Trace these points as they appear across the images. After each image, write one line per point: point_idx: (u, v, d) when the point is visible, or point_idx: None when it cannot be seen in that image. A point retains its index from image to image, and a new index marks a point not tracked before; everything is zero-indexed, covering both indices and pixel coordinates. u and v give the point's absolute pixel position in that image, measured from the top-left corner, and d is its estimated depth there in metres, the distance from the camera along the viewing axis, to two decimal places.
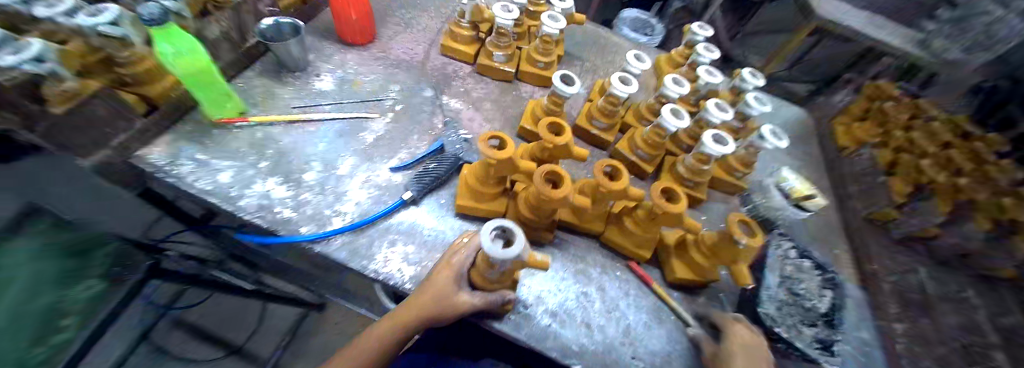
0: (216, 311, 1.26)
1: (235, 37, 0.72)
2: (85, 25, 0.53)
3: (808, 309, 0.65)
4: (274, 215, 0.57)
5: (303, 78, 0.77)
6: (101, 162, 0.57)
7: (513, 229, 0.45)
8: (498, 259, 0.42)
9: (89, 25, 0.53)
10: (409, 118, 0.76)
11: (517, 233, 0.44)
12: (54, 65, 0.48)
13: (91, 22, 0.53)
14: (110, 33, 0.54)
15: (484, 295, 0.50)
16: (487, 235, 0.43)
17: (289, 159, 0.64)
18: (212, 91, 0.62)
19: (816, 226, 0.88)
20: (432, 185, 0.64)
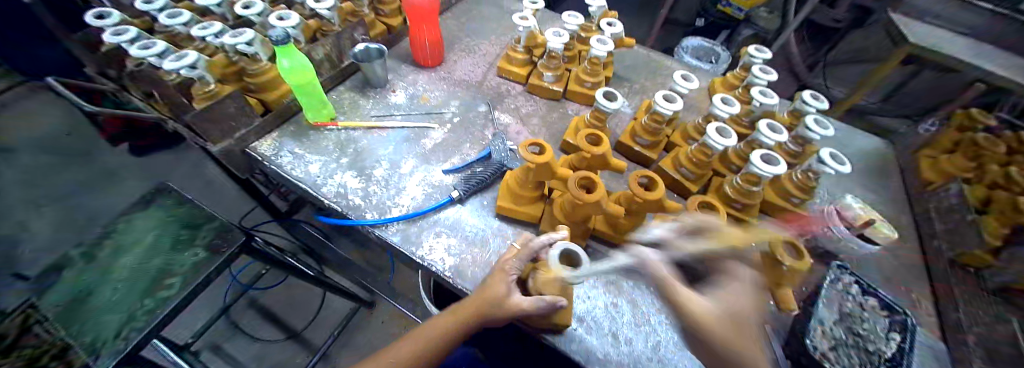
0: (284, 298, 1.43)
1: (334, 58, 0.87)
2: (228, 43, 0.71)
3: (869, 352, 0.60)
4: (348, 201, 0.68)
5: (381, 93, 0.90)
6: (224, 150, 0.71)
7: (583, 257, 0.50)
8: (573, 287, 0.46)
9: (231, 44, 0.71)
10: (463, 129, 0.84)
11: (588, 263, 0.48)
12: (200, 71, 0.68)
13: (234, 41, 0.70)
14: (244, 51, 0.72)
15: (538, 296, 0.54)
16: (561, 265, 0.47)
17: (362, 156, 0.75)
18: (313, 98, 0.75)
19: (888, 268, 0.80)
20: (478, 188, 0.71)
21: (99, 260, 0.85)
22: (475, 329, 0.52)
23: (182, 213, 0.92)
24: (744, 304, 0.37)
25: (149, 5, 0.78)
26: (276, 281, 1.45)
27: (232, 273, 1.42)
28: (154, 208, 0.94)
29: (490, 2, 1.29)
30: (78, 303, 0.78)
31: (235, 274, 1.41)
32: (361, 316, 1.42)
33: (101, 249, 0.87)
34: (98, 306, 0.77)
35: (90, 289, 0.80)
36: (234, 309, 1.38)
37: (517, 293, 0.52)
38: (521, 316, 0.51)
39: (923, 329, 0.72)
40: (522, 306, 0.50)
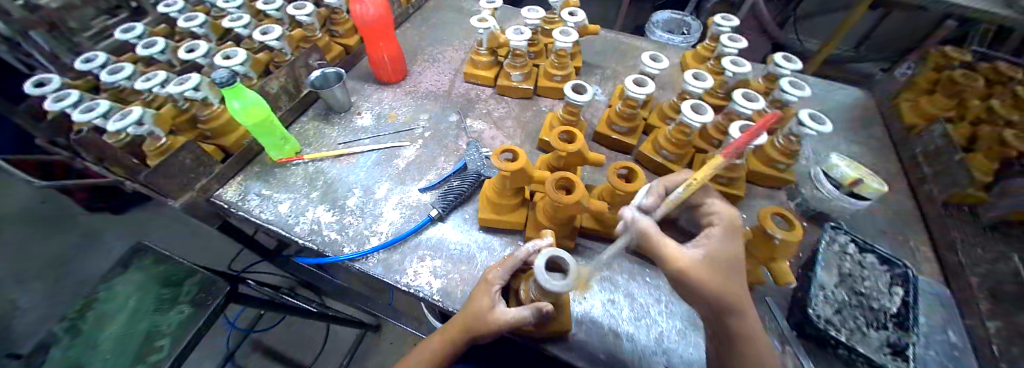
0: (288, 335, 1.40)
1: (292, 89, 0.84)
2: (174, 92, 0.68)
3: (875, 310, 0.59)
4: (323, 237, 0.65)
5: (347, 117, 0.86)
6: (187, 203, 0.68)
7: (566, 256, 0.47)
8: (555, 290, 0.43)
9: (177, 93, 0.68)
10: (436, 142, 0.81)
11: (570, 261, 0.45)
12: (149, 127, 0.65)
13: (179, 90, 0.68)
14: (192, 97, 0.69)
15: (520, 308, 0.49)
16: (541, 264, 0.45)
17: (333, 188, 0.72)
18: (273, 136, 0.72)
19: (884, 219, 0.80)
20: (456, 202, 0.68)
21: (82, 334, 0.81)
22: (464, 346, 0.50)
23: (160, 271, 0.88)
24: (723, 250, 0.41)
25: (87, 64, 0.75)
26: (277, 321, 1.41)
27: (230, 319, 1.39)
28: (132, 270, 0.89)
29: (448, 6, 1.26)
30: None
31: (233, 320, 1.38)
32: (368, 342, 1.40)
33: (84, 320, 0.83)
34: None
35: (78, 365, 0.77)
36: (239, 355, 1.34)
37: (501, 305, 0.49)
38: (509, 329, 0.47)
39: (925, 276, 0.72)
40: (503, 318, 0.47)
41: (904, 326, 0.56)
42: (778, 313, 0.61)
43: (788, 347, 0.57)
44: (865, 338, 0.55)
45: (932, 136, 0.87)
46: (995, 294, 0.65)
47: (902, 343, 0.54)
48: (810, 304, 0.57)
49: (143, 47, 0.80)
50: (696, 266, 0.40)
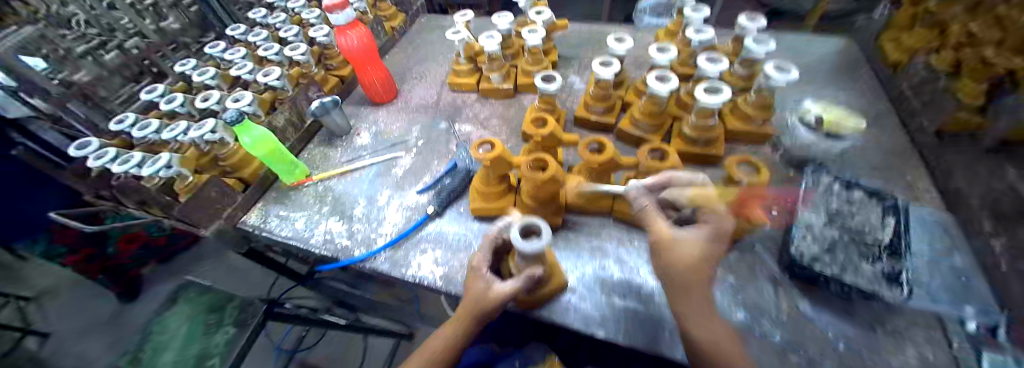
0: (328, 351, 1.48)
1: (296, 121, 0.93)
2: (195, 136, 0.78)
3: (869, 244, 0.57)
4: (336, 244, 0.72)
5: (348, 139, 0.94)
6: (217, 230, 0.77)
7: (539, 224, 0.52)
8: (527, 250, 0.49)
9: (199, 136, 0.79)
10: (429, 149, 0.87)
11: (542, 228, 0.51)
12: (177, 169, 0.77)
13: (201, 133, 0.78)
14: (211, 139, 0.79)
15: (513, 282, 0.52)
16: (515, 233, 0.50)
17: (340, 201, 0.79)
18: (281, 164, 0.80)
19: (877, 158, 0.80)
20: (450, 198, 0.73)
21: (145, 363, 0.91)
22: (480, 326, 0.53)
23: (204, 300, 0.98)
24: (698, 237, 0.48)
25: (121, 124, 0.86)
26: (316, 339, 1.49)
27: (276, 341, 1.49)
28: (179, 303, 0.99)
29: (431, 26, 1.35)
30: None
31: (279, 342, 1.48)
32: (402, 349, 1.45)
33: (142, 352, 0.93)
34: None
35: None
36: None
37: (497, 282, 0.54)
38: (503, 302, 0.52)
39: (926, 205, 0.71)
40: (498, 293, 0.51)
41: (898, 255, 0.56)
42: (770, 259, 0.62)
43: (781, 288, 0.59)
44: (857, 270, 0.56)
45: (915, 69, 0.86)
46: (997, 213, 0.64)
47: (897, 270, 0.54)
48: (793, 243, 0.58)
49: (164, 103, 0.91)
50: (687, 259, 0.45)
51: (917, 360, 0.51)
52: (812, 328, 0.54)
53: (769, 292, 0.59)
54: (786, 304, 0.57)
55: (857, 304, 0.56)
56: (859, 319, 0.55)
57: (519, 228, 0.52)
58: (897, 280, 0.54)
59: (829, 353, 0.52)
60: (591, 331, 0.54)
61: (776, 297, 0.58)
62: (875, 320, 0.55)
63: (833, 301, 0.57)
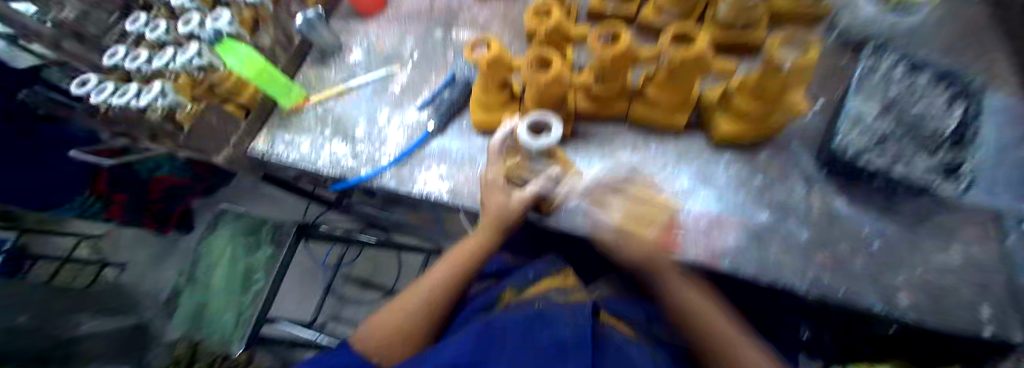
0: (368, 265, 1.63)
1: (282, 41, 0.86)
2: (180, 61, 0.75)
3: (931, 133, 0.48)
4: (343, 166, 0.71)
5: (340, 57, 0.87)
6: (229, 158, 0.78)
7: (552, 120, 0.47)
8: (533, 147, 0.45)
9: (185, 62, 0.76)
10: (426, 62, 0.80)
11: (555, 124, 0.46)
12: (173, 97, 0.75)
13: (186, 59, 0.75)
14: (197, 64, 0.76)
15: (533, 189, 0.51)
16: (524, 130, 0.45)
17: (342, 122, 0.76)
18: (275, 85, 0.76)
19: (962, 33, 0.65)
20: (451, 113, 0.68)
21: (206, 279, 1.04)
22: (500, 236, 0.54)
23: (241, 226, 1.06)
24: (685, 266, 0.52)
25: (113, 58, 0.82)
26: (356, 256, 1.64)
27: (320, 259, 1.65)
28: (222, 229, 1.08)
29: None
30: (207, 314, 1.00)
31: (323, 259, 1.64)
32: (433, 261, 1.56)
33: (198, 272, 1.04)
34: (219, 313, 0.98)
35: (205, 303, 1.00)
36: (335, 290, 1.61)
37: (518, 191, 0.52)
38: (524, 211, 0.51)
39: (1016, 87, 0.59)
40: (524, 204, 0.51)
41: (960, 144, 0.48)
42: (806, 157, 0.56)
43: (815, 187, 0.53)
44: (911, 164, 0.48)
45: None
46: None
47: (955, 162, 0.47)
48: (837, 137, 0.50)
49: (150, 32, 0.86)
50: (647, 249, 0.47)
51: (963, 255, 0.47)
52: (844, 228, 0.50)
53: (799, 192, 0.53)
54: (818, 203, 0.52)
55: (903, 201, 0.50)
56: (901, 216, 0.50)
57: (527, 126, 0.47)
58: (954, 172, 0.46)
59: (860, 250, 0.48)
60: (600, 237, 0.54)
61: (807, 196, 0.53)
62: (922, 218, 0.50)
63: (874, 198, 0.51)
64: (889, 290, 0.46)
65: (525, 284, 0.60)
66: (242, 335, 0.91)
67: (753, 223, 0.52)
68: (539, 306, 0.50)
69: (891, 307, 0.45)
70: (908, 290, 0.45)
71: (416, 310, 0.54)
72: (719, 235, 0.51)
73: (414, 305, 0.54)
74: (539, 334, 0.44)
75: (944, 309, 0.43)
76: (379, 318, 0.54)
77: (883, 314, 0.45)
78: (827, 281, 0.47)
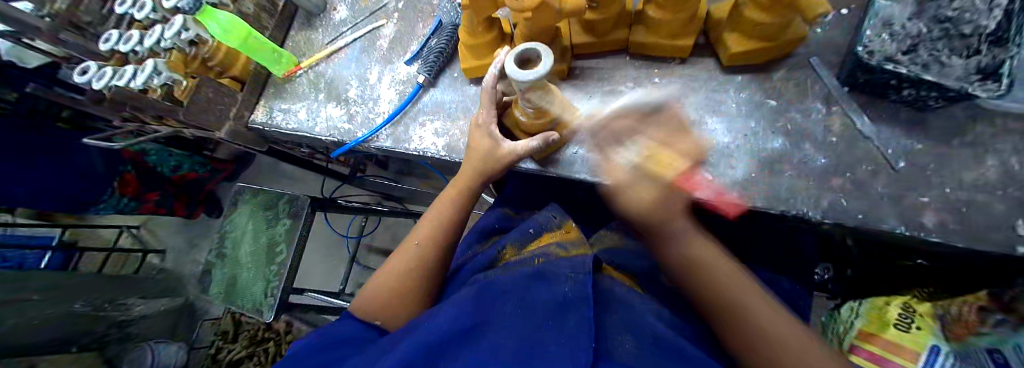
0: (388, 234, 1.68)
1: (267, 5, 0.80)
2: (150, 41, 0.73)
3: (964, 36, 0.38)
4: (340, 130, 0.70)
5: (326, 17, 0.83)
6: (231, 132, 0.78)
7: (540, 49, 0.43)
8: (521, 83, 0.42)
9: (155, 43, 0.74)
10: (411, 11, 0.75)
11: (543, 53, 0.42)
12: (167, 73, 0.74)
13: (154, 39, 0.73)
14: (167, 43, 0.74)
15: (524, 142, 0.51)
16: (511, 62, 0.43)
17: (334, 85, 0.75)
18: (261, 53, 0.74)
19: None
20: (440, 63, 0.65)
21: (237, 253, 1.10)
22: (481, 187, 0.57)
23: (259, 201, 1.09)
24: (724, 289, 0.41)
25: (107, 44, 0.79)
26: (375, 226, 1.69)
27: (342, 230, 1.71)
28: (242, 206, 1.12)
29: None
30: (242, 284, 1.07)
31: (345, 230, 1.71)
32: None
33: (229, 246, 1.12)
34: (251, 281, 1.05)
35: (238, 274, 1.08)
36: (359, 257, 1.69)
37: (507, 142, 0.53)
38: (516, 158, 0.52)
39: None
40: (512, 151, 0.52)
41: (1002, 42, 0.37)
42: (827, 73, 0.50)
43: (835, 107, 0.49)
44: (944, 70, 0.40)
45: None
46: None
47: (995, 64, 0.38)
48: (861, 43, 0.44)
49: (136, 11, 0.80)
50: (646, 209, 0.41)
51: (1000, 169, 0.42)
52: (867, 148, 0.46)
53: (817, 112, 0.49)
54: (837, 122, 0.48)
55: (935, 113, 0.46)
56: (933, 131, 0.45)
57: (515, 58, 0.44)
58: (992, 74, 0.39)
59: (883, 170, 0.45)
60: (599, 180, 0.53)
61: (826, 118, 0.48)
62: (957, 133, 0.45)
63: (903, 114, 0.46)
64: (912, 210, 0.43)
65: (528, 240, 0.60)
66: (275, 301, 0.98)
67: (765, 151, 0.49)
68: (538, 264, 0.51)
69: (912, 228, 0.42)
70: (934, 210, 0.43)
71: (413, 270, 0.53)
72: (724, 170, 0.49)
73: (410, 265, 0.53)
74: (537, 290, 0.45)
75: (969, 227, 0.41)
76: (378, 282, 0.54)
77: (904, 235, 0.43)
78: (842, 205, 0.45)
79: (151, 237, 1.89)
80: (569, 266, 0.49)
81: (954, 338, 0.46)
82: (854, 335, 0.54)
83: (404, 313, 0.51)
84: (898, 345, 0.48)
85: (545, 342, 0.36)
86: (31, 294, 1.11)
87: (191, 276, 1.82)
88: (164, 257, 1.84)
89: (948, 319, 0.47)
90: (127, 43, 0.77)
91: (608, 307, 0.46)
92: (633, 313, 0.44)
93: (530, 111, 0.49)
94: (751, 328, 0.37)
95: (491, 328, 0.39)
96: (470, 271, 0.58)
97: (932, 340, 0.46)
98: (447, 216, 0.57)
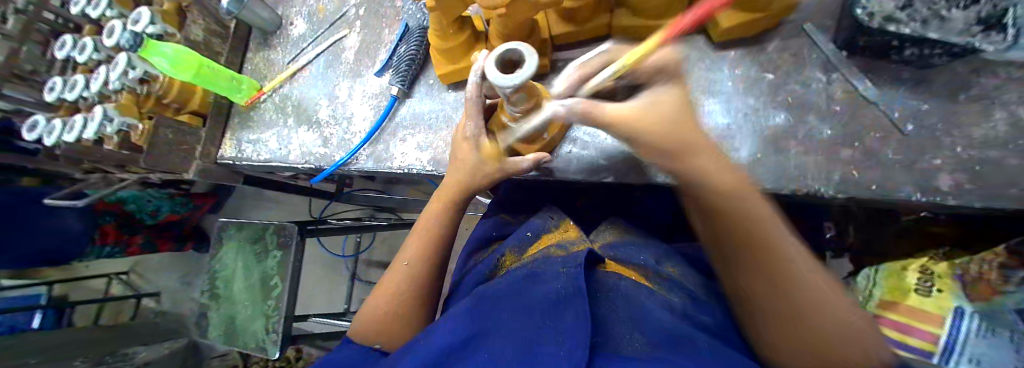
0: (385, 246, 1.63)
1: (219, 29, 0.74)
2: (95, 86, 0.66)
3: None
4: (316, 155, 0.66)
5: (283, 34, 0.77)
6: (200, 170, 0.72)
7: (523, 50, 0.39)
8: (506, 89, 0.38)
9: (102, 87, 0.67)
10: (373, 17, 0.70)
11: (526, 54, 0.38)
12: (120, 119, 0.68)
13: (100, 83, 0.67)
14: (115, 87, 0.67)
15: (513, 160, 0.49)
16: (492, 64, 0.39)
17: (302, 107, 0.70)
18: (221, 80, 0.68)
19: None
20: (413, 71, 0.61)
21: (231, 291, 1.06)
22: (469, 199, 0.53)
23: (246, 234, 1.04)
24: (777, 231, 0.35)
25: (51, 95, 0.72)
26: (372, 240, 1.64)
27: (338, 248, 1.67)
28: (228, 242, 1.07)
29: None
30: (240, 323, 1.03)
31: (341, 248, 1.66)
32: None
33: (222, 285, 1.07)
34: (249, 319, 1.01)
35: (235, 313, 1.04)
36: (360, 273, 1.64)
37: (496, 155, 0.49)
38: (505, 173, 0.49)
39: None
40: (502, 166, 0.49)
41: None
42: (822, 37, 0.47)
43: (836, 74, 0.46)
44: (944, 24, 0.38)
45: None
46: None
47: (997, 12, 0.35)
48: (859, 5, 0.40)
49: (77, 53, 0.73)
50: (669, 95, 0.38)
51: (1009, 121, 0.40)
52: (873, 114, 0.44)
53: (818, 81, 0.46)
54: (839, 89, 0.45)
55: (938, 70, 0.43)
56: (938, 88, 0.43)
57: (496, 62, 0.40)
58: (996, 24, 0.36)
59: (892, 136, 0.43)
60: (599, 178, 0.51)
61: (827, 86, 0.46)
62: (962, 88, 0.42)
63: (905, 73, 0.44)
64: (926, 175, 0.41)
65: (525, 244, 0.55)
66: (277, 336, 0.94)
67: (767, 128, 0.47)
68: (535, 265, 0.47)
69: (929, 194, 0.41)
70: (949, 172, 0.41)
71: (403, 292, 0.50)
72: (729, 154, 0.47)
73: (397, 284, 0.50)
74: (529, 292, 0.41)
75: (987, 187, 0.39)
76: (371, 306, 0.51)
77: (922, 202, 0.41)
78: (854, 178, 0.43)
79: (141, 280, 1.82)
80: (561, 260, 0.45)
81: (978, 298, 0.41)
82: (874, 304, 0.47)
83: (398, 336, 0.49)
84: (921, 311, 0.43)
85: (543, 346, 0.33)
86: (24, 360, 1.07)
87: (189, 315, 1.76)
88: (160, 299, 1.79)
89: (968, 279, 0.42)
90: (75, 91, 0.71)
91: (604, 297, 0.42)
92: (636, 301, 0.40)
93: (519, 116, 0.45)
94: (807, 312, 0.33)
95: (488, 337, 0.35)
96: (472, 284, 0.55)
97: (956, 302, 0.41)
98: (433, 232, 0.53)
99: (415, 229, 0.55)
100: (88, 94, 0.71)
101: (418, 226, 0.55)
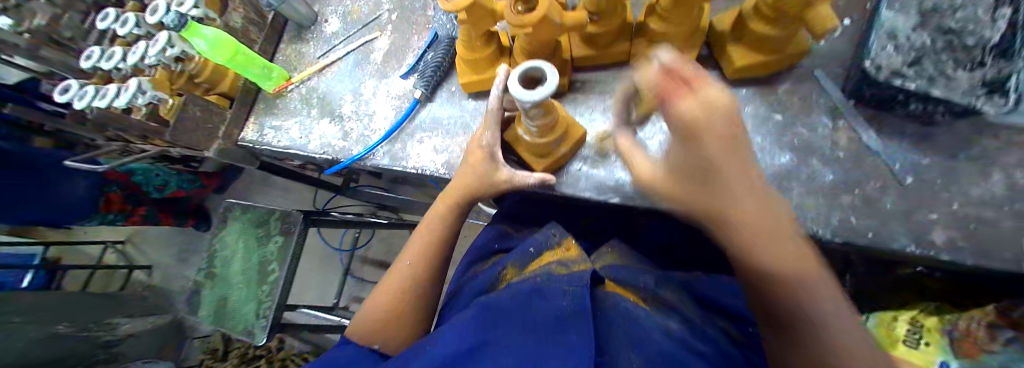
0: (381, 244, 1.64)
1: (256, 19, 0.78)
2: (133, 59, 0.70)
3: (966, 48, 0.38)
4: (334, 147, 0.68)
5: (316, 30, 0.81)
6: (219, 150, 0.75)
7: (544, 69, 0.42)
8: (526, 103, 0.40)
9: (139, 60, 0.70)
10: (404, 24, 0.73)
11: (547, 73, 0.41)
12: (152, 92, 0.71)
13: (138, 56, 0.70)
14: (150, 62, 0.70)
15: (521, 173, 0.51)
16: (515, 79, 0.42)
17: (327, 101, 0.73)
18: (254, 67, 0.71)
19: None
20: (437, 78, 0.64)
21: (227, 272, 1.07)
22: (472, 204, 0.55)
23: (249, 217, 1.06)
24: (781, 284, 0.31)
25: (88, 63, 0.75)
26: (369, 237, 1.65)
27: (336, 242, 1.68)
28: (232, 223, 1.09)
29: None
30: (231, 304, 1.03)
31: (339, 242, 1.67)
32: None
33: (218, 265, 1.09)
34: (240, 302, 1.02)
35: (227, 295, 1.05)
36: (353, 268, 1.65)
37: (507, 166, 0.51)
38: (513, 183, 0.52)
39: None
40: (510, 178, 0.51)
41: (1006, 56, 0.37)
42: (831, 86, 0.50)
43: (842, 121, 0.48)
44: (950, 83, 0.39)
45: None
46: None
47: (1001, 78, 0.37)
48: (867, 57, 0.42)
49: (119, 26, 0.77)
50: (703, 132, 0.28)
51: (1005, 184, 0.42)
52: (875, 163, 0.46)
53: (824, 127, 0.48)
54: (844, 137, 0.47)
55: (942, 127, 0.45)
56: (941, 146, 0.45)
57: (518, 77, 0.42)
58: (999, 88, 0.37)
59: (891, 187, 0.45)
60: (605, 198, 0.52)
61: (832, 132, 0.48)
62: (963, 148, 0.44)
63: (909, 128, 0.46)
64: (921, 227, 0.43)
65: (532, 257, 0.56)
66: (267, 322, 0.95)
67: (772, 167, 0.49)
68: (541, 280, 0.48)
69: (923, 247, 0.42)
70: (944, 227, 0.42)
71: (405, 289, 0.51)
72: None
73: (400, 281, 0.52)
74: (532, 309, 0.41)
75: (980, 245, 0.41)
76: (372, 301, 0.52)
77: (915, 253, 0.42)
78: (851, 223, 0.44)
79: (137, 252, 1.84)
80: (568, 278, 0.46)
81: (964, 354, 0.43)
82: None
83: (397, 334, 0.49)
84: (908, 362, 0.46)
85: (547, 359, 0.32)
86: (13, 318, 1.07)
87: (179, 292, 1.76)
88: (151, 272, 1.80)
89: (955, 334, 0.44)
90: (111, 62, 0.74)
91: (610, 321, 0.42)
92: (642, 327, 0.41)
93: (534, 130, 0.47)
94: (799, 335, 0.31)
95: (494, 345, 0.36)
96: (472, 291, 0.56)
97: (941, 357, 0.44)
98: (438, 233, 0.54)
99: (418, 226, 0.56)
100: (124, 66, 0.75)
101: (422, 225, 0.56)
